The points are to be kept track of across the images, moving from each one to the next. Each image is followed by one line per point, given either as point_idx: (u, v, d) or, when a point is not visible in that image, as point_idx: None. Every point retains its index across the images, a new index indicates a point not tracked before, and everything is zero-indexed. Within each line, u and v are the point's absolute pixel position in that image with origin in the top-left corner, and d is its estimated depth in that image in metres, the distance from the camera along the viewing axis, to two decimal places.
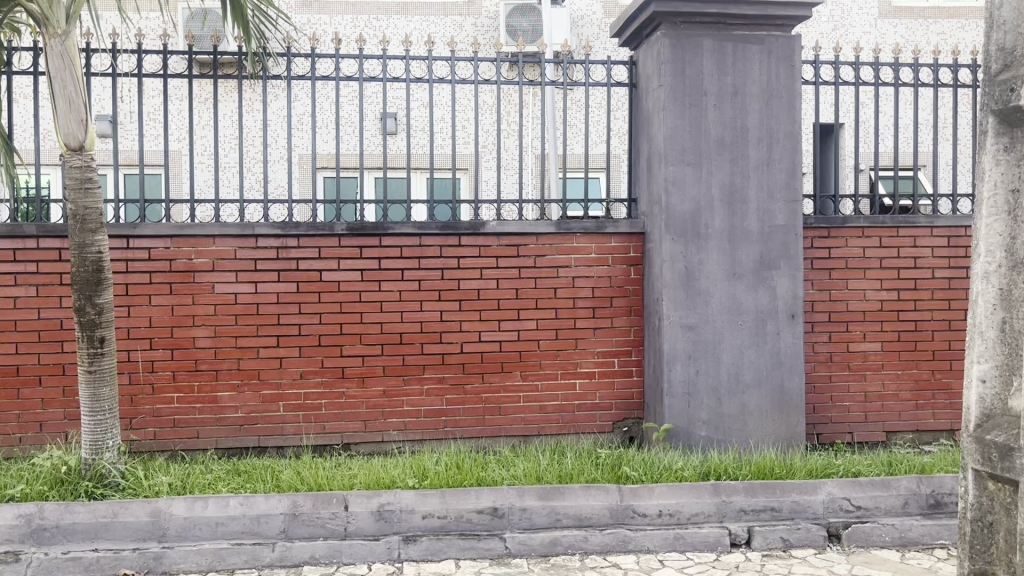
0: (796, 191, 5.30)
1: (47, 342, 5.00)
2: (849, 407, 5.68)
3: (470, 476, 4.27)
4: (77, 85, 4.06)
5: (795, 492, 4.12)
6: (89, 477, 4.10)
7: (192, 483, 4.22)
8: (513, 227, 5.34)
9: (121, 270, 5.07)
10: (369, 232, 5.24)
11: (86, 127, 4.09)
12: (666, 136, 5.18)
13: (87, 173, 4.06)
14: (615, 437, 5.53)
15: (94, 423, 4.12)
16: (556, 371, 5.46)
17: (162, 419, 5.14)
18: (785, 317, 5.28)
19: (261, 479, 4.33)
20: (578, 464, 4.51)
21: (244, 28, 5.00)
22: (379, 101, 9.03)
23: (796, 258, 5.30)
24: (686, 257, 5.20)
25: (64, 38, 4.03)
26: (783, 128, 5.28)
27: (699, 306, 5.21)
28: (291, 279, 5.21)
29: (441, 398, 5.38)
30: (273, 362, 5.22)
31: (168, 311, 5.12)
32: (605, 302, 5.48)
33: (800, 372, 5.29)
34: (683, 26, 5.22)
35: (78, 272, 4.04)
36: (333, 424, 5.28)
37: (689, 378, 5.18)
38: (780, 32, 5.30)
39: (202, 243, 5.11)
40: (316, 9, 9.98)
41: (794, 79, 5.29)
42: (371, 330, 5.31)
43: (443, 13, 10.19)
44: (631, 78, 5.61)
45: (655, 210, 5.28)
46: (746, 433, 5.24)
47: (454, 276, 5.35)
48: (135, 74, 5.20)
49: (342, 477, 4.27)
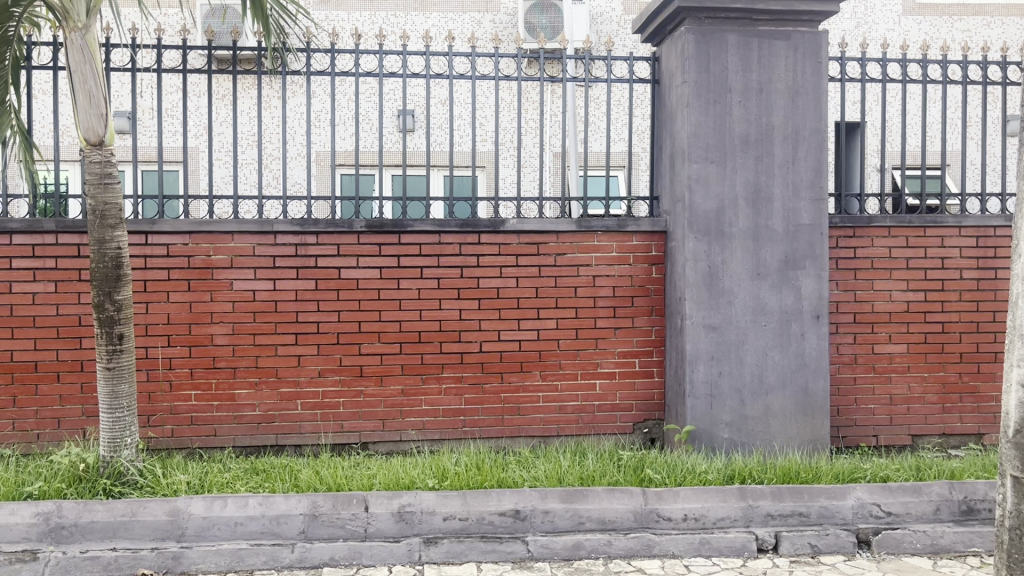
0: (821, 190, 5.21)
1: (65, 339, 4.98)
2: (874, 410, 5.59)
3: (491, 477, 4.22)
4: (97, 78, 4.02)
5: (824, 497, 4.04)
6: (107, 475, 4.08)
7: (211, 482, 4.18)
8: (534, 225, 5.28)
9: (139, 266, 5.04)
10: (388, 230, 5.19)
11: (106, 121, 4.06)
12: (690, 133, 5.10)
13: (107, 168, 4.03)
14: (635, 438, 5.46)
15: (112, 420, 4.09)
16: (576, 371, 5.40)
17: (180, 417, 5.11)
18: (810, 318, 5.19)
19: (280, 478, 4.29)
20: (600, 466, 4.44)
21: (263, 24, 4.95)
22: (397, 98, 8.97)
23: (821, 258, 5.21)
24: (710, 256, 5.12)
25: (84, 32, 3.99)
26: (808, 125, 5.19)
27: (723, 306, 5.13)
28: (310, 277, 5.16)
29: (459, 398, 5.32)
30: (291, 359, 5.18)
31: (186, 307, 5.09)
32: (626, 301, 5.41)
33: (825, 374, 5.20)
34: (708, 21, 5.12)
35: (97, 268, 4.01)
36: (350, 422, 5.23)
37: (712, 379, 5.10)
38: (806, 27, 5.19)
39: (220, 240, 5.08)
40: (335, 5, 9.96)
41: (820, 76, 5.20)
42: (390, 328, 5.26)
43: (461, 9, 10.11)
44: (654, 74, 5.53)
45: (677, 208, 5.21)
46: (770, 435, 5.16)
47: (474, 274, 5.29)
48: (155, 69, 5.16)
49: (361, 477, 4.22)
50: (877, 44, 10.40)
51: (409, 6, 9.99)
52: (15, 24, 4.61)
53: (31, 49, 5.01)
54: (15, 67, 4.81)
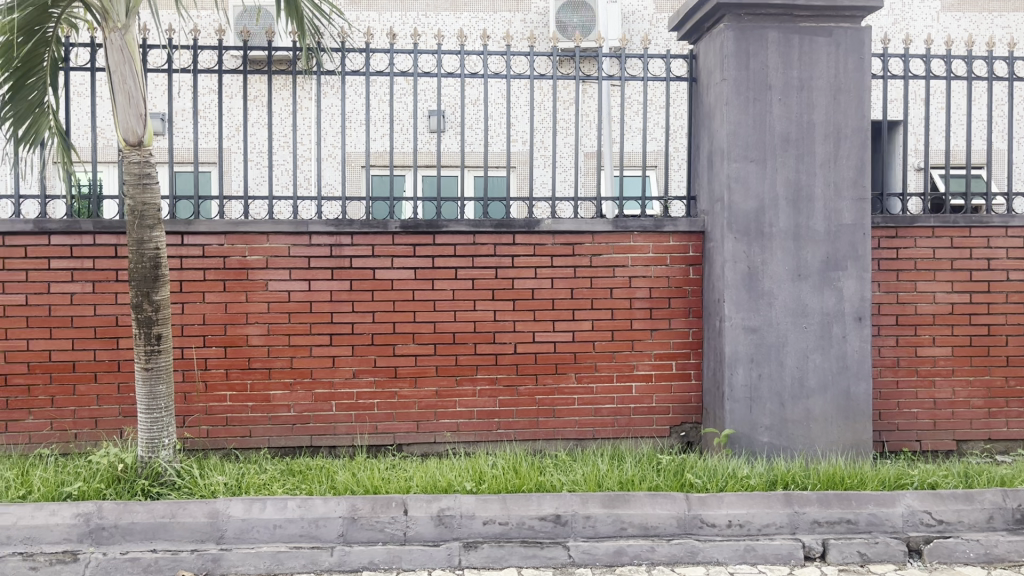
0: (864, 189, 5.10)
1: (102, 339, 5.00)
2: (917, 414, 5.47)
3: (529, 481, 4.17)
4: (136, 78, 4.02)
5: (872, 504, 3.96)
6: (145, 475, 4.07)
7: (248, 484, 4.17)
8: (569, 226, 5.22)
9: (175, 267, 5.04)
10: (423, 230, 5.16)
11: (145, 122, 4.05)
12: (730, 132, 5.01)
13: (146, 168, 4.02)
14: (672, 441, 5.38)
15: (150, 421, 4.08)
16: (612, 373, 5.33)
17: (215, 417, 5.10)
18: (852, 320, 5.08)
19: (317, 480, 4.27)
20: (639, 470, 4.38)
21: (299, 24, 4.94)
22: (430, 98, 8.94)
23: (864, 258, 5.10)
24: (749, 257, 5.04)
25: (124, 32, 3.99)
26: (850, 123, 5.08)
27: (762, 308, 5.04)
28: (345, 277, 5.14)
29: (494, 400, 5.27)
30: (326, 360, 5.16)
31: (221, 308, 5.08)
32: (662, 302, 5.33)
33: (867, 377, 5.09)
34: (747, 18, 5.02)
35: (136, 268, 4.01)
36: (385, 424, 5.21)
37: (751, 382, 5.02)
38: (848, 23, 5.08)
39: (255, 240, 5.07)
40: (366, 6, 9.97)
41: (863, 72, 5.09)
42: (424, 329, 5.22)
43: (492, 9, 10.06)
44: (691, 72, 5.45)
45: (716, 208, 5.12)
46: (811, 439, 5.06)
47: (509, 275, 5.24)
48: (191, 70, 5.17)
49: (397, 480, 4.19)
50: (915, 41, 10.21)
51: (440, 7, 9.96)
52: (54, 25, 4.65)
53: (70, 51, 5.04)
54: (54, 68, 4.84)
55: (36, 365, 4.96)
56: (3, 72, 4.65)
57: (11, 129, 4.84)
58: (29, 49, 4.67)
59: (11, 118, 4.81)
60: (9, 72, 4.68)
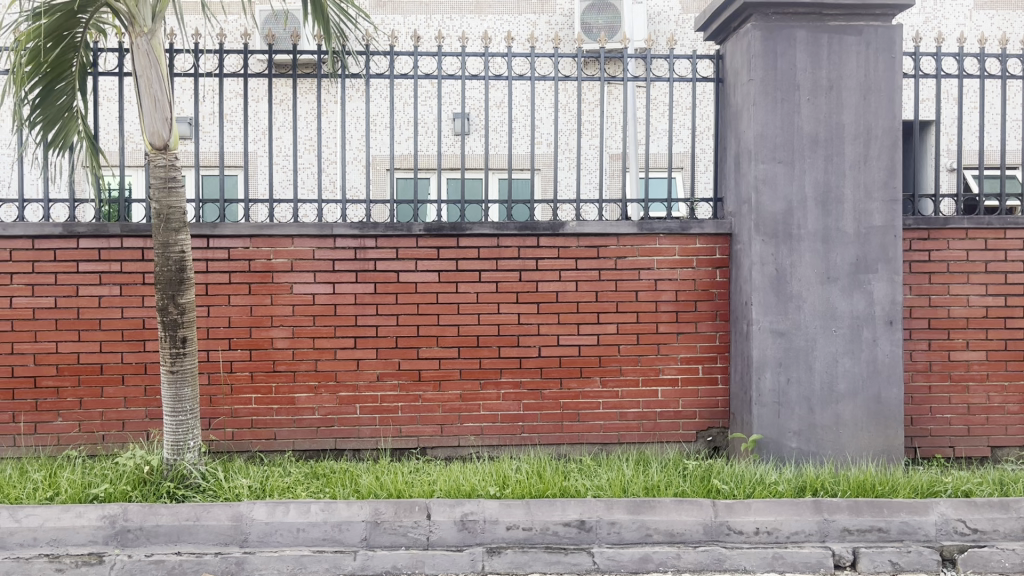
0: (895, 191, 5.00)
1: (129, 341, 5.03)
2: (950, 420, 5.36)
3: (553, 486, 4.13)
4: (162, 83, 4.04)
5: (904, 512, 3.87)
6: (170, 478, 4.09)
7: (272, 487, 4.17)
8: (594, 228, 5.17)
9: (201, 270, 5.07)
10: (447, 233, 5.14)
11: (171, 126, 4.07)
12: (757, 133, 4.95)
13: (171, 172, 4.05)
14: (698, 446, 5.32)
15: (175, 424, 4.10)
16: (638, 377, 5.27)
17: (240, 420, 5.12)
18: (883, 324, 4.99)
19: (340, 483, 4.26)
20: (665, 475, 4.32)
21: (325, 27, 4.95)
22: (454, 101, 8.95)
23: (895, 261, 5.01)
24: (777, 259, 4.96)
25: (150, 36, 4.01)
26: (881, 123, 5.00)
27: (791, 311, 4.97)
28: (369, 280, 5.14)
29: (518, 403, 5.24)
30: (350, 363, 5.16)
31: (247, 311, 5.10)
32: (688, 306, 5.27)
33: (899, 382, 4.99)
34: (775, 17, 4.95)
35: (162, 271, 4.03)
36: (409, 427, 5.19)
37: (779, 386, 4.94)
38: (878, 22, 5.00)
39: (280, 243, 5.08)
40: (390, 10, 9.99)
41: (894, 71, 5.00)
42: (448, 332, 5.20)
43: (517, 11, 10.04)
44: (718, 73, 5.39)
45: (743, 210, 5.05)
46: (840, 445, 4.97)
47: (533, 278, 5.21)
48: (217, 74, 5.20)
49: (421, 484, 4.17)
50: (946, 39, 10.04)
51: (464, 9, 9.95)
52: (82, 30, 4.70)
53: (98, 56, 5.10)
54: (82, 73, 4.90)
55: (64, 368, 5.00)
56: (33, 77, 4.71)
57: (41, 133, 4.91)
58: (58, 54, 4.73)
59: (41, 123, 4.87)
60: (39, 78, 4.74)
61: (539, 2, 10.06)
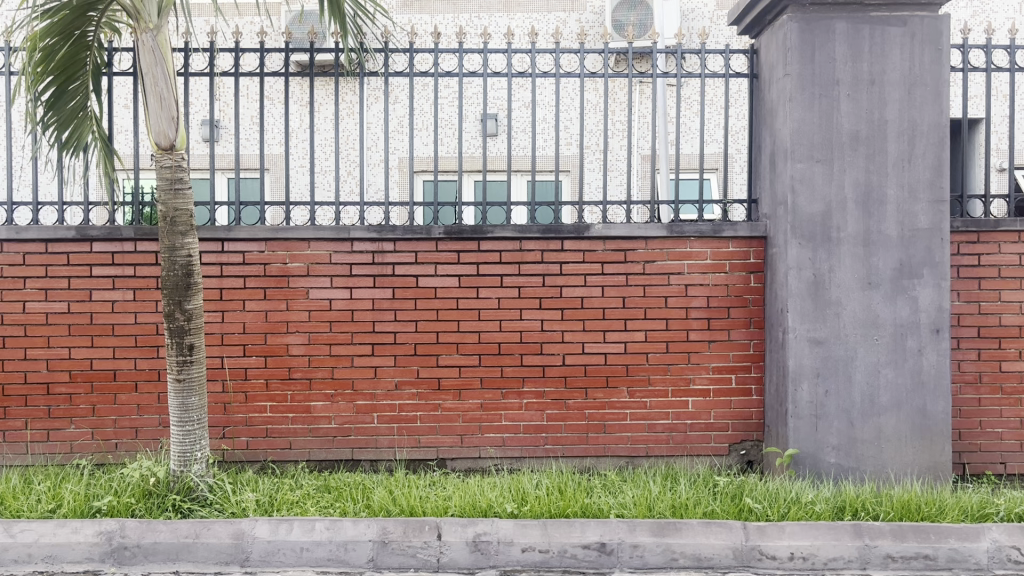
0: (942, 191, 4.70)
1: (142, 347, 4.92)
2: (1001, 434, 5.03)
3: (574, 504, 3.90)
4: (168, 81, 3.91)
5: (953, 538, 3.60)
6: (177, 490, 3.95)
7: (280, 502, 4.00)
8: (621, 231, 4.94)
9: (215, 274, 4.93)
10: (467, 237, 4.95)
11: (177, 125, 3.94)
12: (793, 130, 4.69)
13: (178, 173, 3.92)
14: (730, 460, 5.07)
15: (182, 434, 3.96)
16: (667, 387, 5.03)
17: (255, 429, 4.98)
18: (929, 332, 4.69)
19: (351, 498, 4.08)
20: (694, 493, 4.08)
21: (342, 25, 4.77)
22: (479, 102, 8.77)
23: (942, 265, 4.70)
24: (815, 264, 4.69)
25: (155, 33, 3.87)
26: (926, 119, 4.70)
27: (830, 319, 4.69)
28: (387, 285, 4.97)
29: (542, 414, 5.03)
30: (367, 371, 4.99)
31: (263, 317, 4.95)
32: (721, 312, 5.02)
33: (946, 394, 4.69)
34: (813, 9, 4.68)
35: (168, 276, 3.90)
36: (428, 437, 5.01)
37: (817, 398, 4.67)
38: (925, 11, 4.70)
39: (296, 247, 4.93)
40: (417, 10, 9.84)
41: (941, 65, 4.70)
42: (469, 339, 5.00)
43: (546, 9, 9.81)
44: (751, 68, 5.14)
45: (779, 212, 4.79)
46: (882, 461, 4.68)
47: (557, 283, 5.00)
48: (233, 73, 5.04)
49: (436, 499, 3.98)
50: (997, 31, 9.58)
51: (492, 7, 9.75)
52: (94, 28, 4.59)
53: (113, 56, 5.00)
54: (96, 73, 4.80)
55: (77, 374, 4.90)
56: (46, 77, 4.61)
57: (54, 134, 4.81)
58: (69, 53, 4.63)
59: (55, 123, 4.78)
60: (51, 78, 4.65)
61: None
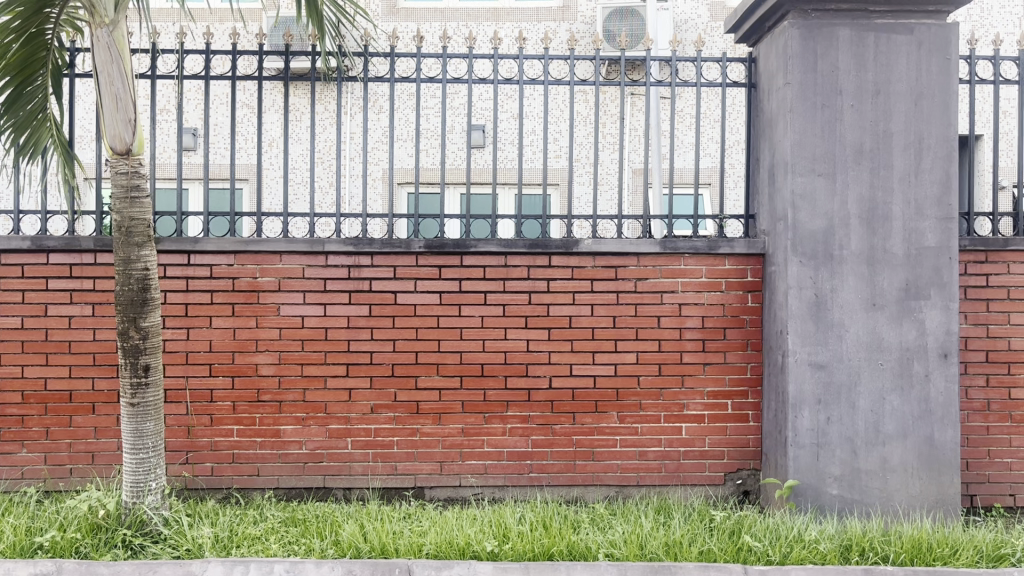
0: (950, 208, 4.46)
1: (101, 366, 4.60)
2: (1010, 465, 4.77)
3: (560, 542, 3.61)
4: (125, 80, 3.62)
5: None
6: (128, 525, 3.67)
7: (240, 538, 3.68)
8: (612, 247, 4.67)
9: (180, 289, 4.62)
10: (449, 251, 4.67)
11: (135, 128, 3.66)
12: (794, 141, 4.43)
13: (134, 180, 3.65)
14: (725, 490, 4.78)
15: (135, 463, 3.69)
16: (659, 413, 4.75)
17: (221, 454, 4.66)
18: (936, 357, 4.43)
19: (319, 534, 3.78)
20: (689, 530, 3.80)
21: (319, 26, 4.43)
22: (466, 112, 8.54)
23: (950, 286, 4.45)
24: (817, 283, 4.43)
25: (111, 29, 3.58)
26: (934, 132, 4.46)
27: (832, 342, 4.43)
28: (364, 302, 4.68)
29: (526, 440, 4.74)
30: (341, 394, 4.69)
31: (230, 334, 4.65)
32: (717, 333, 4.75)
33: (954, 423, 4.42)
34: (814, 14, 4.44)
35: (122, 291, 3.62)
36: (405, 464, 4.71)
37: (819, 426, 4.40)
38: (932, 20, 4.47)
39: (267, 260, 4.64)
40: (403, 17, 9.56)
41: (949, 75, 4.47)
42: (450, 360, 4.71)
43: (537, 18, 9.59)
44: (750, 77, 4.90)
45: (778, 228, 4.53)
46: (888, 494, 4.41)
47: (544, 301, 4.72)
48: (202, 76, 4.70)
49: (409, 536, 3.69)
50: (1006, 43, 9.37)
51: (480, 16, 9.49)
52: (53, 26, 4.29)
53: (75, 56, 4.70)
54: (55, 74, 4.48)
55: (30, 395, 4.58)
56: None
57: (11, 138, 4.50)
58: (27, 53, 4.33)
59: (11, 127, 4.47)
60: (7, 78, 4.35)
61: (559, 9, 9.63)
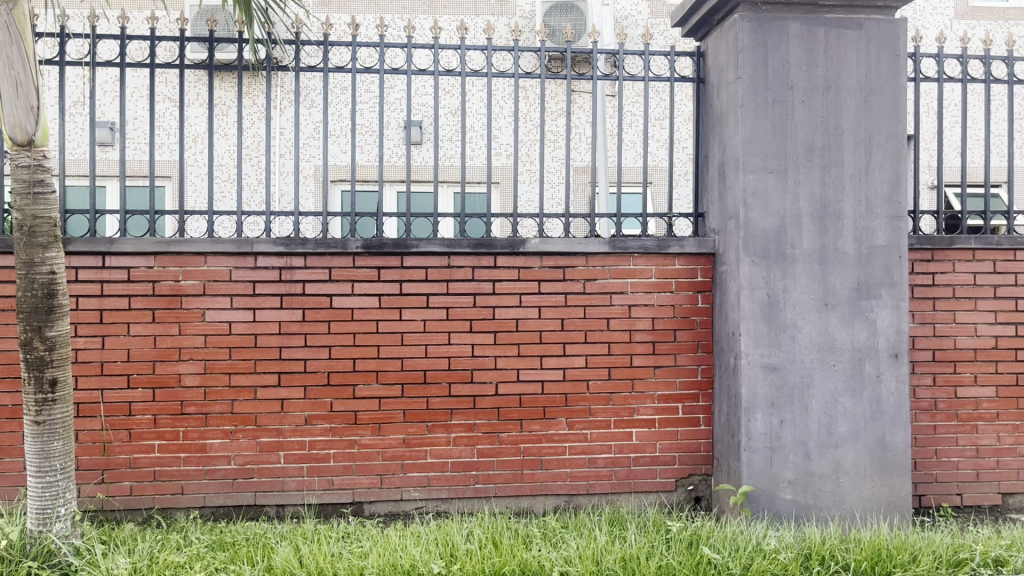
0: (899, 206, 4.40)
1: (4, 379, 4.20)
2: (957, 464, 4.75)
3: (511, 562, 3.38)
4: (27, 62, 3.26)
5: None
6: (34, 556, 3.33)
7: (161, 566, 3.36)
8: (560, 246, 4.48)
9: (94, 293, 4.25)
10: (389, 251, 4.40)
11: (38, 116, 3.30)
12: (745, 138, 4.31)
13: (38, 174, 3.30)
14: (677, 496, 4.64)
15: (40, 488, 3.34)
16: (609, 418, 4.58)
17: (141, 472, 4.31)
18: (887, 357, 4.37)
19: (251, 559, 3.48)
20: (646, 542, 3.64)
21: (246, 10, 4.08)
22: (403, 108, 8.28)
23: (900, 285, 4.40)
24: (769, 283, 4.32)
25: (11, 6, 3.23)
26: (883, 129, 4.40)
27: (785, 343, 4.32)
28: (296, 306, 4.38)
29: (472, 449, 4.51)
30: (273, 405, 4.38)
31: (150, 342, 4.30)
32: (667, 336, 4.60)
33: (905, 423, 4.36)
34: (765, 8, 4.34)
35: (25, 297, 3.27)
36: (342, 478, 4.43)
37: (772, 429, 4.29)
38: (880, 15, 4.41)
39: (190, 262, 4.30)
40: (336, 9, 9.21)
41: (897, 72, 4.41)
42: (390, 367, 4.46)
43: (475, 11, 9.35)
44: (697, 71, 4.77)
45: (729, 227, 4.41)
46: (840, 497, 4.32)
47: (489, 304, 4.50)
48: (117, 63, 4.26)
49: (349, 558, 3.43)
50: (947, 40, 9.49)
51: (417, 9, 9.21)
52: None
53: None
54: None
55: None
56: None
57: None
58: None
59: None
60: None
61: (498, 2, 9.41)
